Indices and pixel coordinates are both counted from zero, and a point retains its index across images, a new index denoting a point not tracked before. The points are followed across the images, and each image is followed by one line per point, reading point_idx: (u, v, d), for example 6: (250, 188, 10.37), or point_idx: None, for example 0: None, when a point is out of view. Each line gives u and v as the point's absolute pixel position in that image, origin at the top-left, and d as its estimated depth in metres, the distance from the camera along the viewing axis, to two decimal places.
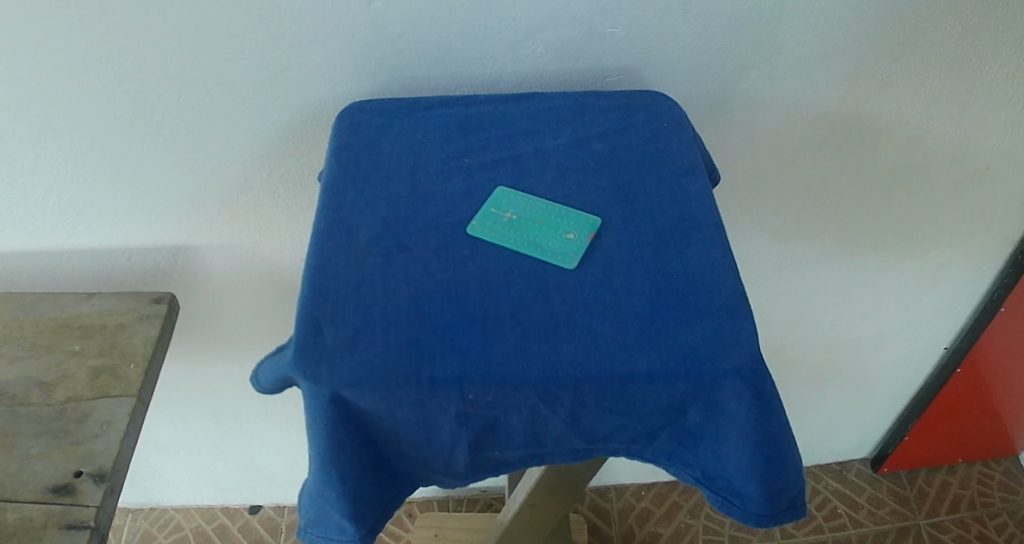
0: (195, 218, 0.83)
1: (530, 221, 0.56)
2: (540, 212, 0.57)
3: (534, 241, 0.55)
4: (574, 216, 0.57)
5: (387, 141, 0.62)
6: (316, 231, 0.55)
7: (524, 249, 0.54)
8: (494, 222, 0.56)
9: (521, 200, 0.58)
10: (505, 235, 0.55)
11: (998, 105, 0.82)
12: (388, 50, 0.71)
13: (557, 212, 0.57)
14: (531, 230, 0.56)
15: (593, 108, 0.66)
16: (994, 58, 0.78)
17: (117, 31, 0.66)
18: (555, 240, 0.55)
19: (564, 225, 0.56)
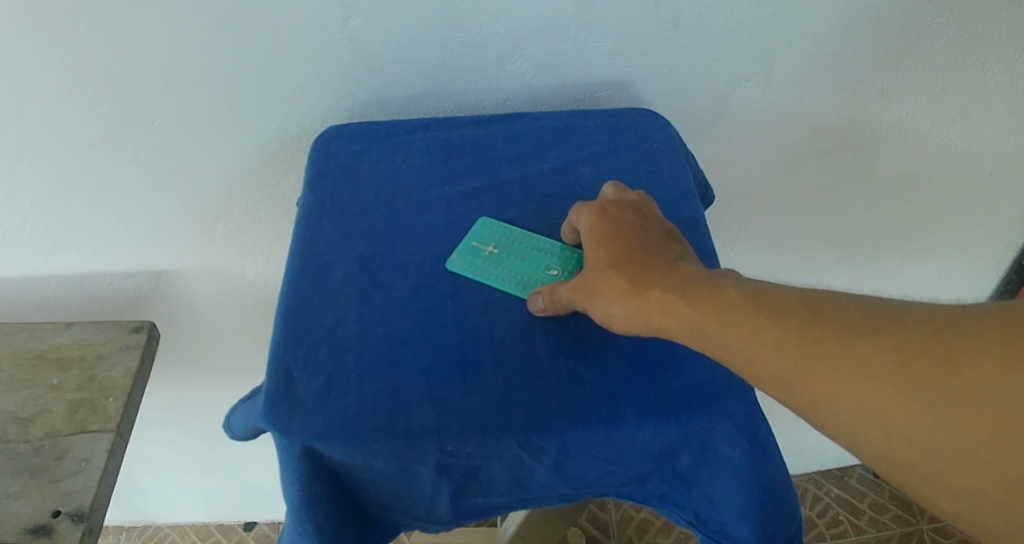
0: (176, 242, 0.81)
1: (513, 256, 0.54)
2: (522, 245, 0.55)
3: (517, 277, 0.53)
4: (558, 251, 0.55)
5: (366, 168, 0.60)
6: (290, 269, 0.53)
7: (507, 287, 0.52)
8: (475, 255, 0.54)
9: (503, 230, 0.56)
10: (487, 271, 0.53)
11: (1003, 111, 0.80)
12: (367, 70, 0.68)
13: (541, 246, 0.55)
14: (515, 265, 0.54)
15: (580, 130, 0.64)
16: (997, 64, 0.75)
17: (87, 55, 0.63)
18: (539, 278, 0.53)
19: (548, 261, 0.54)
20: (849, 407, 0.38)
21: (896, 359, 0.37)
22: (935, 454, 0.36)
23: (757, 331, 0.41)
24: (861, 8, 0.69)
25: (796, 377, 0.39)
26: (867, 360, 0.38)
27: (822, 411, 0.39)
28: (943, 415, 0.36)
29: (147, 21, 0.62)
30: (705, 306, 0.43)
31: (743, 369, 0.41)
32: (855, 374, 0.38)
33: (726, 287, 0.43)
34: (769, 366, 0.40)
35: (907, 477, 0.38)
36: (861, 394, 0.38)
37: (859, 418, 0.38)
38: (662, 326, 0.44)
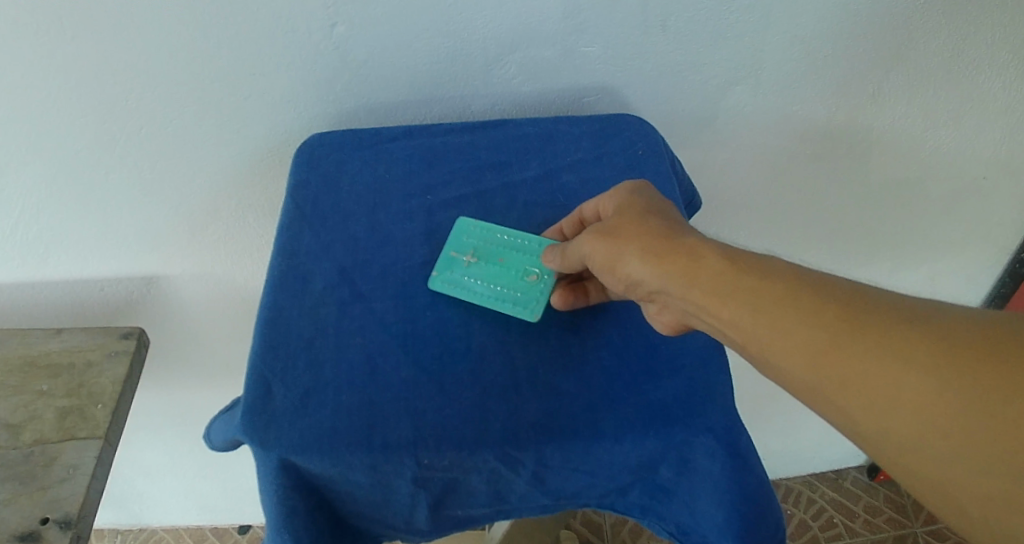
0: (166, 249, 0.81)
1: (491, 267, 0.54)
2: (497, 251, 0.55)
3: (496, 291, 0.53)
4: (533, 253, 0.55)
5: (348, 178, 0.61)
6: (270, 280, 0.54)
7: (486, 301, 0.52)
8: (453, 271, 0.54)
9: (476, 238, 0.56)
10: (465, 284, 0.53)
11: (996, 115, 0.79)
12: (353, 76, 0.68)
13: (515, 250, 0.55)
14: (494, 275, 0.54)
15: (564, 137, 0.64)
16: (991, 67, 0.74)
17: (68, 63, 0.63)
18: (518, 290, 0.53)
19: (526, 270, 0.54)
20: (877, 391, 0.39)
21: (934, 350, 0.39)
22: (955, 448, 0.37)
23: (795, 305, 0.42)
24: (851, 13, 0.69)
25: (828, 351, 0.41)
26: (901, 346, 0.39)
27: (846, 393, 0.40)
28: (972, 409, 0.37)
29: (129, 28, 0.61)
30: (735, 281, 0.44)
31: (770, 343, 0.42)
32: (890, 358, 0.39)
33: (768, 268, 0.44)
34: (801, 340, 0.41)
35: (919, 468, 0.39)
36: (892, 380, 0.39)
37: (884, 402, 0.39)
38: (684, 293, 0.45)
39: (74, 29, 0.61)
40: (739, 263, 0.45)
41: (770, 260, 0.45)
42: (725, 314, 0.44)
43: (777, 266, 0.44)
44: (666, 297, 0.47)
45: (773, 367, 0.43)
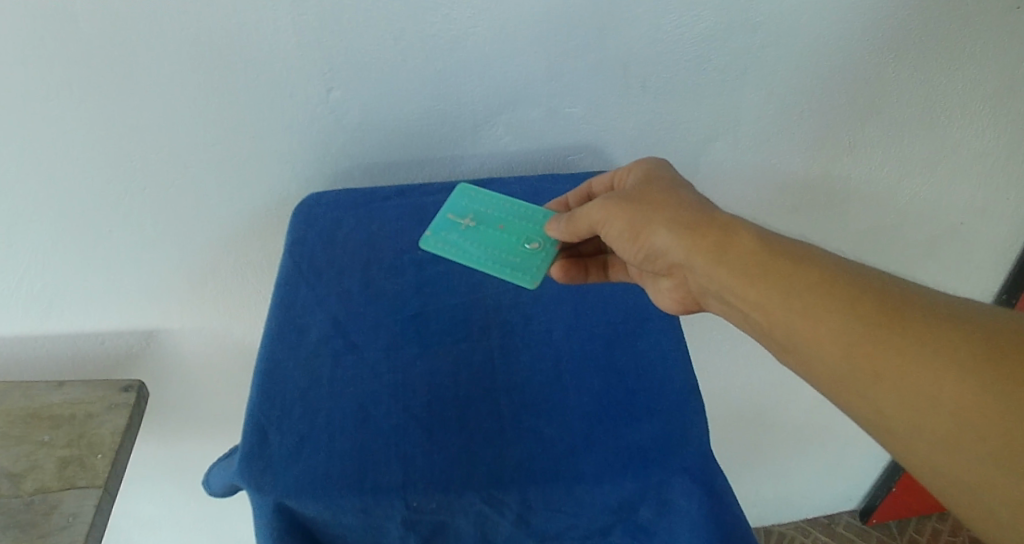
0: (168, 304, 0.84)
1: (492, 233, 0.64)
2: (498, 219, 0.65)
3: (498, 257, 0.63)
4: (534, 225, 0.64)
5: (343, 236, 0.66)
6: (269, 334, 0.59)
7: (489, 266, 0.62)
8: (453, 233, 0.65)
9: (480, 206, 0.66)
10: (469, 250, 0.64)
11: (968, 163, 0.83)
12: (349, 138, 0.72)
13: (517, 220, 0.65)
14: (492, 242, 0.64)
15: (547, 193, 0.71)
16: (963, 115, 0.78)
17: (79, 128, 0.67)
18: (517, 256, 0.63)
19: (524, 239, 0.64)
20: (902, 382, 0.44)
21: (962, 344, 0.43)
22: (970, 444, 0.41)
23: (836, 297, 0.47)
24: (820, 71, 0.73)
25: (863, 339, 0.45)
26: (923, 339, 0.44)
27: (877, 384, 0.45)
28: (988, 410, 0.41)
29: (138, 94, 0.65)
30: (779, 272, 0.50)
31: (802, 328, 0.48)
32: (920, 349, 0.44)
33: (812, 266, 0.49)
34: (833, 328, 0.46)
35: (941, 464, 0.43)
36: (909, 369, 0.43)
37: (906, 393, 0.43)
38: (711, 268, 0.52)
39: (86, 96, 0.65)
40: (770, 249, 0.51)
41: (803, 251, 0.51)
42: (755, 294, 0.50)
43: (811, 259, 0.50)
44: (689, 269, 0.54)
45: (804, 355, 0.48)
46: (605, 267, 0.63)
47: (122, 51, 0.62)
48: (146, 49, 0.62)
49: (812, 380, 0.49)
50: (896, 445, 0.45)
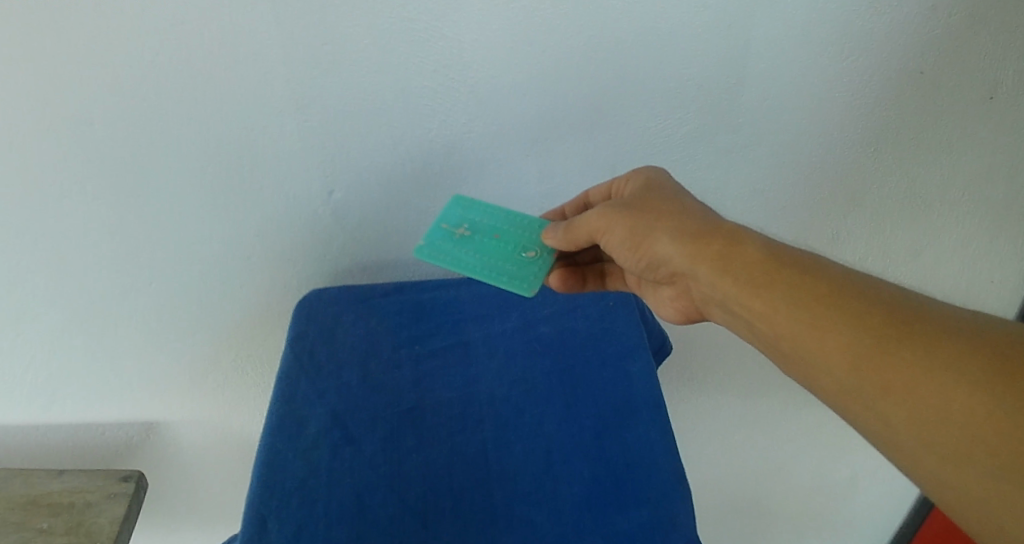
0: (169, 397, 0.86)
1: (486, 242, 0.64)
2: (493, 229, 0.65)
3: (493, 265, 0.62)
4: (530, 236, 0.65)
5: (343, 330, 0.70)
6: (271, 423, 0.63)
7: (485, 272, 0.61)
8: (446, 241, 0.64)
9: (472, 217, 0.66)
10: (464, 258, 0.62)
11: (947, 251, 0.87)
12: (348, 237, 0.76)
13: (511, 230, 0.65)
14: (489, 251, 0.63)
15: (541, 289, 0.75)
16: (941, 204, 0.82)
17: (88, 231, 0.69)
18: (513, 265, 0.62)
19: (518, 248, 0.64)
20: (912, 395, 0.46)
21: (959, 354, 0.45)
22: (978, 455, 0.43)
23: (841, 309, 0.49)
24: (798, 169, 0.78)
25: (867, 349, 0.47)
26: (925, 352, 0.46)
27: (883, 396, 0.47)
28: (998, 425, 0.43)
29: (146, 199, 0.68)
30: (783, 283, 0.52)
31: (810, 338, 0.50)
32: (921, 360, 0.46)
33: (817, 279, 0.51)
34: (839, 339, 0.48)
35: (950, 478, 0.45)
36: (919, 381, 0.45)
37: (915, 404, 0.45)
38: (716, 278, 0.54)
39: (96, 202, 0.67)
40: (778, 262, 0.53)
41: (811, 262, 0.53)
42: (762, 306, 0.52)
43: (819, 271, 0.52)
44: (693, 279, 0.56)
45: (811, 365, 0.50)
46: (602, 276, 0.70)
47: (134, 157, 0.65)
48: (157, 155, 0.65)
49: (818, 389, 0.51)
50: (900, 456, 0.47)
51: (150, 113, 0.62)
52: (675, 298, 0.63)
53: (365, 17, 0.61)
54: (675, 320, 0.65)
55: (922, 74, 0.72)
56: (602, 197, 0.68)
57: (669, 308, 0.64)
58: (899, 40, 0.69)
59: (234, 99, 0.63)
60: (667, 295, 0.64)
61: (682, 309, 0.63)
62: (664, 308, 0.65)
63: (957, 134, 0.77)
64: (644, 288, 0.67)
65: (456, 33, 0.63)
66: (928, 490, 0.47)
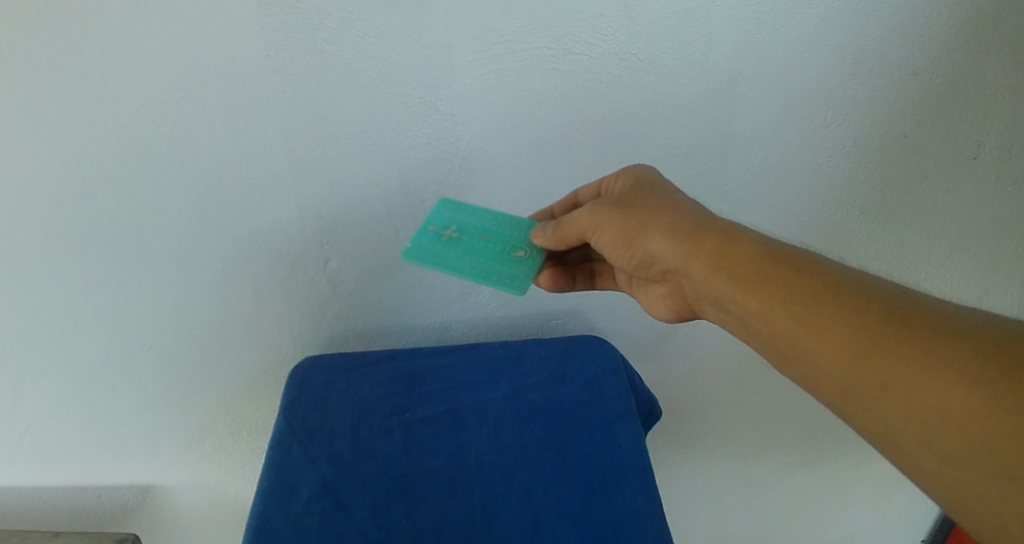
0: (166, 459, 0.87)
1: (474, 241, 0.64)
2: (481, 231, 0.65)
3: (482, 265, 0.62)
4: (517, 236, 0.65)
5: (336, 397, 0.72)
6: (263, 491, 0.64)
7: (472, 272, 0.61)
8: (433, 243, 0.63)
9: (460, 218, 0.66)
10: (450, 258, 0.62)
11: None
12: (344, 303, 0.78)
13: (499, 231, 0.65)
14: (478, 251, 0.63)
15: (531, 357, 0.76)
16: (924, 268, 0.85)
17: (90, 300, 0.71)
18: (502, 266, 0.62)
19: (508, 248, 0.64)
20: (910, 393, 0.46)
21: (952, 350, 0.46)
22: (974, 451, 0.44)
23: (836, 310, 0.50)
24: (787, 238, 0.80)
25: (863, 348, 0.48)
26: (920, 350, 0.47)
27: (881, 394, 0.47)
28: (993, 420, 0.43)
29: (148, 269, 0.70)
30: (779, 284, 0.52)
31: (807, 339, 0.51)
32: (916, 358, 0.46)
33: (813, 278, 0.52)
34: (837, 340, 0.49)
35: (946, 472, 0.45)
36: (910, 375, 0.46)
37: (913, 402, 0.46)
38: (712, 278, 0.55)
39: (99, 273, 0.70)
40: (773, 259, 0.54)
41: (807, 260, 0.54)
42: (756, 304, 0.53)
43: (814, 268, 0.53)
44: (689, 278, 0.57)
45: (806, 360, 0.51)
46: (593, 277, 0.71)
47: (134, 230, 0.67)
48: (157, 223, 0.67)
49: (810, 385, 0.52)
50: (893, 449, 0.48)
51: (151, 184, 0.65)
52: (668, 295, 0.63)
53: (360, 94, 0.64)
54: (666, 317, 0.65)
55: (905, 137, 0.74)
56: (591, 195, 0.68)
57: (660, 305, 0.65)
58: (880, 112, 0.71)
59: (233, 174, 0.66)
60: (658, 292, 0.64)
61: (674, 306, 0.63)
62: (654, 306, 0.65)
63: (938, 195, 0.79)
64: (635, 287, 0.67)
65: (449, 104, 0.66)
66: (923, 484, 0.48)
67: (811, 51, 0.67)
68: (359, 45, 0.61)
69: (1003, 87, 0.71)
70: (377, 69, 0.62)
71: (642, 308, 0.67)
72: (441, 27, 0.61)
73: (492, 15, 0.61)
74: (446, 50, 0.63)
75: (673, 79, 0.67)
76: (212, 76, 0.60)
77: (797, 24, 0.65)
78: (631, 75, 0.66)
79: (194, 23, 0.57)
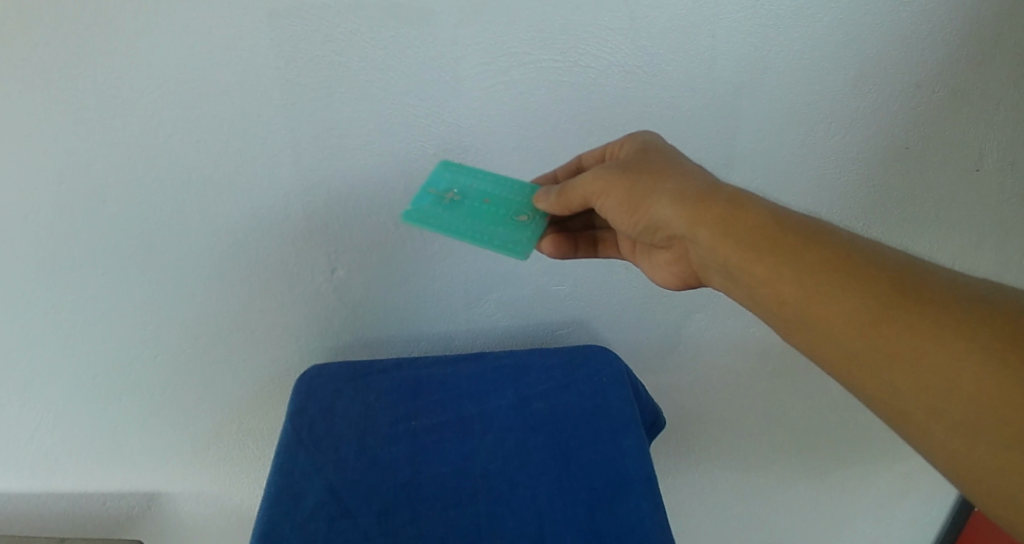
0: (171, 467, 0.88)
1: (477, 206, 0.62)
2: (482, 194, 0.63)
3: (484, 230, 0.60)
4: (521, 201, 0.64)
5: (342, 405, 0.72)
6: (270, 497, 0.65)
7: (474, 237, 0.60)
8: (435, 206, 0.62)
9: (462, 181, 0.64)
10: (451, 221, 0.61)
11: None
12: (350, 312, 0.79)
13: (501, 195, 0.64)
14: (480, 215, 0.62)
15: (536, 367, 0.76)
16: None
17: (98, 308, 0.72)
18: (504, 231, 0.60)
19: (511, 213, 0.62)
20: (918, 360, 0.43)
21: (966, 319, 0.43)
22: (983, 423, 0.41)
23: (847, 273, 0.47)
24: None
25: (873, 312, 0.45)
26: (933, 316, 0.44)
27: (889, 361, 0.44)
28: (1004, 391, 0.40)
29: (155, 277, 0.71)
30: (786, 247, 0.50)
31: (814, 302, 0.48)
32: (928, 325, 0.43)
33: (823, 241, 0.49)
34: (846, 303, 0.46)
35: (953, 446, 0.42)
36: (919, 343, 0.43)
37: (920, 370, 0.43)
38: (715, 242, 0.53)
39: (106, 280, 0.70)
40: (780, 221, 0.51)
41: (816, 226, 0.51)
42: (761, 267, 0.50)
43: (822, 234, 0.50)
44: (692, 242, 0.55)
45: (811, 327, 0.48)
46: (595, 245, 0.69)
47: (143, 238, 0.68)
48: (166, 231, 0.68)
49: (815, 354, 0.49)
50: (901, 422, 0.45)
51: (160, 193, 0.66)
52: (673, 262, 0.61)
53: (369, 104, 0.64)
54: (671, 284, 0.63)
55: (907, 149, 0.74)
56: (596, 160, 0.66)
57: (665, 272, 0.62)
58: (882, 124, 0.72)
59: (242, 183, 0.66)
60: (663, 260, 0.62)
61: (679, 273, 0.61)
62: (659, 273, 0.63)
63: (941, 206, 0.79)
64: (639, 254, 0.65)
65: (455, 114, 0.66)
66: (930, 460, 0.45)
67: (814, 64, 0.67)
68: (368, 56, 0.62)
69: (1006, 99, 0.71)
70: (385, 80, 0.63)
71: (647, 276, 0.65)
72: (449, 38, 0.62)
73: (499, 27, 0.62)
74: (453, 62, 0.63)
75: (677, 91, 0.68)
76: (223, 86, 0.61)
77: (801, 37, 0.66)
78: (636, 87, 0.67)
79: (206, 33, 0.58)
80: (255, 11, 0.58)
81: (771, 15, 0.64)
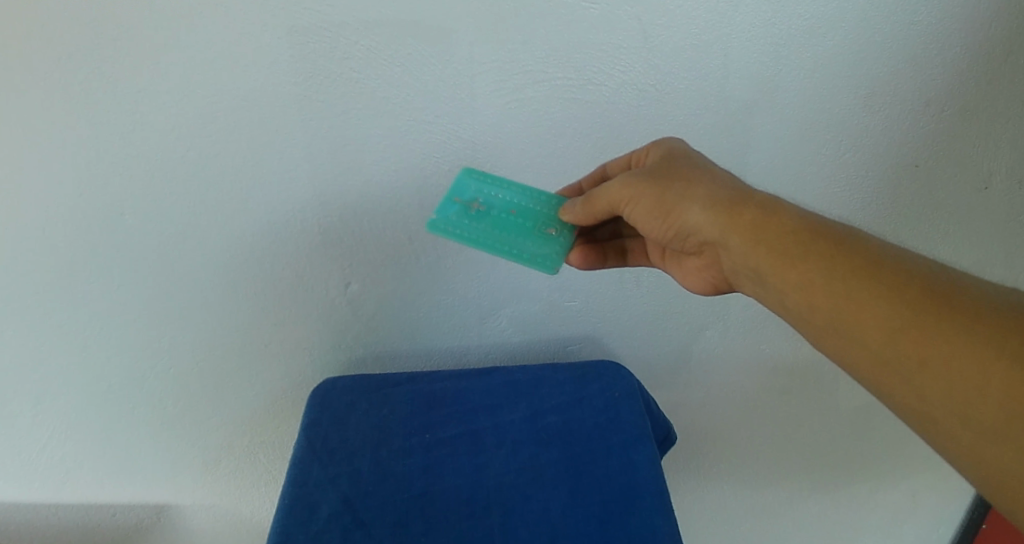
0: (182, 480, 0.88)
1: (504, 217, 0.63)
2: (509, 205, 0.64)
3: (512, 243, 0.61)
4: (548, 213, 0.64)
5: (356, 417, 0.73)
6: (285, 507, 0.65)
7: (503, 251, 0.61)
8: (461, 217, 0.63)
9: (488, 191, 0.65)
10: (477, 234, 0.62)
11: None
12: (363, 326, 0.79)
13: (528, 206, 0.64)
14: (508, 227, 0.62)
15: (549, 382, 0.76)
16: None
17: (113, 320, 0.73)
18: (532, 246, 0.62)
19: (539, 225, 0.63)
20: (949, 368, 0.44)
21: (995, 328, 0.43)
22: (1012, 431, 0.41)
23: (881, 281, 0.47)
24: None
25: (907, 320, 0.46)
26: (963, 325, 0.44)
27: (919, 368, 0.45)
28: None
29: (171, 289, 0.72)
30: (820, 255, 0.50)
31: (847, 309, 0.48)
32: (958, 334, 0.44)
33: (855, 249, 0.50)
34: (879, 310, 0.47)
35: (981, 453, 0.42)
36: (950, 350, 0.44)
37: (951, 379, 0.43)
38: (748, 249, 0.53)
39: (122, 291, 0.71)
40: (812, 230, 0.52)
41: (848, 234, 0.51)
42: (794, 273, 0.51)
43: (856, 242, 0.50)
44: (723, 248, 0.55)
45: (845, 334, 0.48)
46: (622, 254, 0.69)
47: (161, 250, 0.69)
48: (181, 243, 0.69)
49: (846, 361, 0.49)
50: (932, 430, 0.45)
51: (177, 205, 0.66)
52: (703, 268, 0.61)
53: (385, 119, 0.65)
54: (701, 290, 0.63)
55: (918, 166, 0.75)
56: (621, 168, 0.66)
57: (695, 279, 0.62)
58: (893, 142, 0.73)
59: (258, 195, 0.67)
60: (693, 266, 0.62)
61: (710, 280, 0.61)
62: (690, 279, 0.63)
63: (950, 224, 0.79)
64: (668, 261, 0.65)
65: (470, 131, 0.67)
66: (957, 466, 0.45)
67: (824, 83, 0.68)
68: (385, 74, 0.63)
69: (1016, 117, 0.71)
70: (401, 96, 0.64)
71: (677, 282, 0.65)
72: (464, 56, 0.63)
73: (514, 46, 0.63)
74: (468, 79, 0.64)
75: (689, 110, 0.69)
76: (241, 101, 0.62)
77: (811, 56, 0.67)
78: (649, 105, 0.68)
79: (227, 49, 0.59)
80: (274, 28, 0.59)
81: (781, 35, 0.65)
